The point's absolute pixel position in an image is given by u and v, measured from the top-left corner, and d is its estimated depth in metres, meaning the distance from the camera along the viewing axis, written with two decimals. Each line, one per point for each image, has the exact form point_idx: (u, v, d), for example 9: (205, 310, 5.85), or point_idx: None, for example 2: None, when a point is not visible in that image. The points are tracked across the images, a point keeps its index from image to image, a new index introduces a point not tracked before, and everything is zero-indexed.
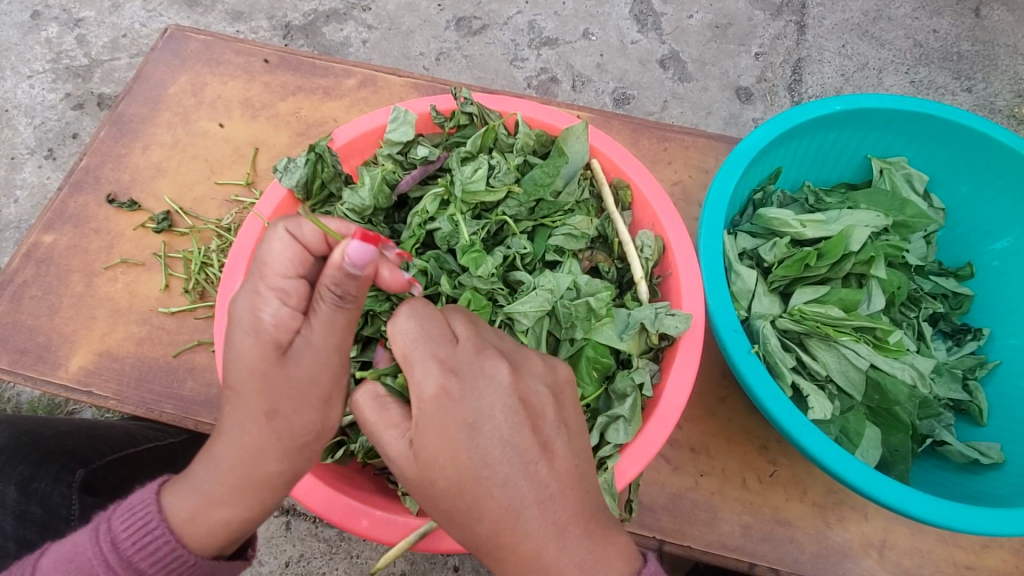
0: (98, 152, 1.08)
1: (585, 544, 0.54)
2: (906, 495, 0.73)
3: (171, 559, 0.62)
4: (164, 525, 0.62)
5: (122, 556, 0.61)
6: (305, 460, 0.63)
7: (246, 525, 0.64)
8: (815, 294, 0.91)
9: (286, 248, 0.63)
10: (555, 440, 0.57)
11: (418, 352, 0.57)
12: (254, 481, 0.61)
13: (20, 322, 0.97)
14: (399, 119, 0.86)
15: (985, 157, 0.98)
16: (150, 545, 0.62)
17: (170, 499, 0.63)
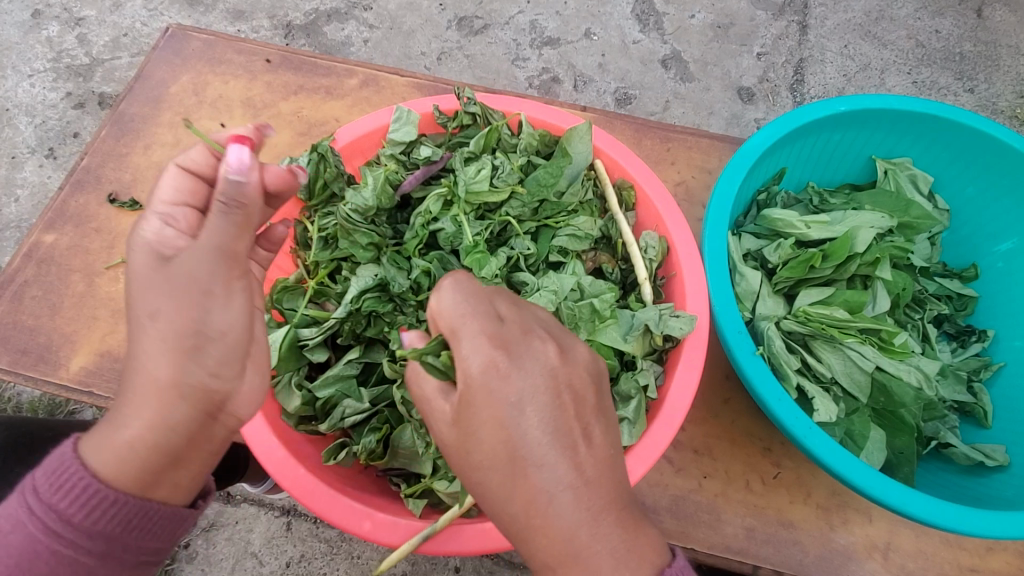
0: (99, 151, 1.08)
1: (617, 532, 0.52)
2: (910, 497, 0.72)
3: (93, 500, 0.54)
4: (81, 465, 0.54)
5: (43, 502, 0.54)
6: (214, 371, 0.57)
7: (170, 452, 0.56)
8: (821, 295, 0.90)
9: (177, 177, 0.62)
10: (593, 427, 0.54)
11: (467, 326, 0.55)
12: (163, 395, 0.55)
13: (21, 322, 0.96)
14: (403, 119, 0.87)
15: (990, 157, 0.97)
16: (69, 488, 0.54)
17: (86, 441, 0.55)
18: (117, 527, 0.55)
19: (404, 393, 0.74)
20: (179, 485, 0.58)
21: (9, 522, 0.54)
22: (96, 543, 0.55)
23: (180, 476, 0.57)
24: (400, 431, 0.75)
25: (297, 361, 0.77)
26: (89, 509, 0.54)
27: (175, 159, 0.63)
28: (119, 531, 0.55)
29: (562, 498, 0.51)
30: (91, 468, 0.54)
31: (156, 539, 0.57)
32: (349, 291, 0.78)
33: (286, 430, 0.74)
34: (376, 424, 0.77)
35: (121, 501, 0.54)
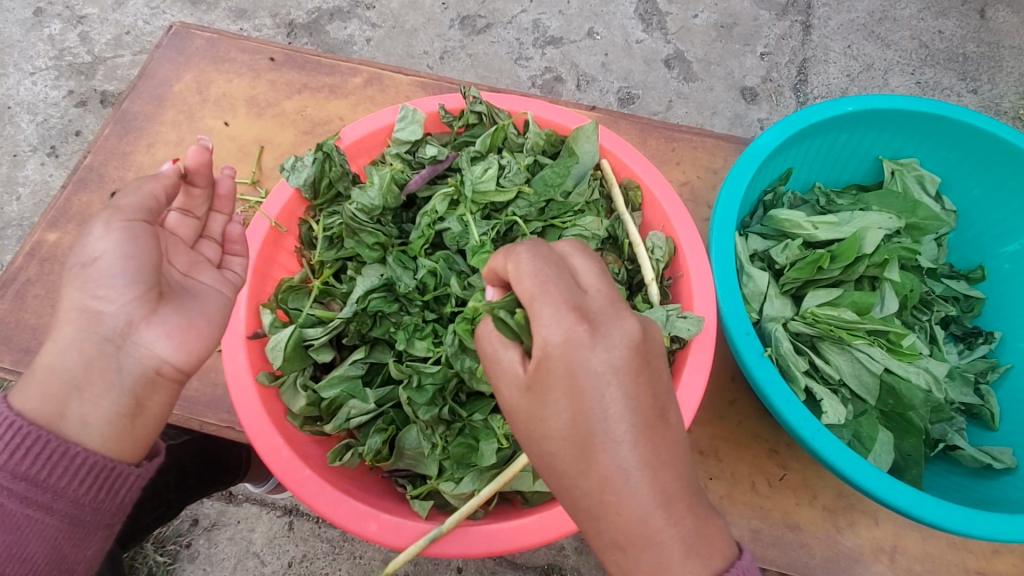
0: (102, 150, 1.07)
1: (688, 519, 0.53)
2: (919, 499, 0.72)
3: (16, 442, 0.59)
4: (10, 410, 0.60)
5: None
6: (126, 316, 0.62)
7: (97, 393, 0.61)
8: (828, 297, 0.90)
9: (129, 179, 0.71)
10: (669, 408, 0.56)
11: (547, 297, 0.55)
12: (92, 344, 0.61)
13: (23, 321, 0.96)
14: (408, 117, 0.86)
15: (997, 158, 0.97)
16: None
17: (20, 390, 0.61)
18: (41, 471, 0.59)
19: (410, 394, 0.73)
20: (93, 425, 0.61)
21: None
22: (24, 486, 0.59)
23: (87, 411, 0.61)
24: (406, 432, 0.75)
25: (302, 362, 0.77)
26: (15, 452, 0.59)
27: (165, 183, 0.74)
28: (42, 474, 0.59)
29: (637, 478, 0.53)
30: (21, 414, 0.60)
31: (84, 488, 0.60)
32: (355, 291, 0.78)
33: (291, 431, 0.73)
34: (382, 426, 0.76)
35: (42, 443, 0.59)
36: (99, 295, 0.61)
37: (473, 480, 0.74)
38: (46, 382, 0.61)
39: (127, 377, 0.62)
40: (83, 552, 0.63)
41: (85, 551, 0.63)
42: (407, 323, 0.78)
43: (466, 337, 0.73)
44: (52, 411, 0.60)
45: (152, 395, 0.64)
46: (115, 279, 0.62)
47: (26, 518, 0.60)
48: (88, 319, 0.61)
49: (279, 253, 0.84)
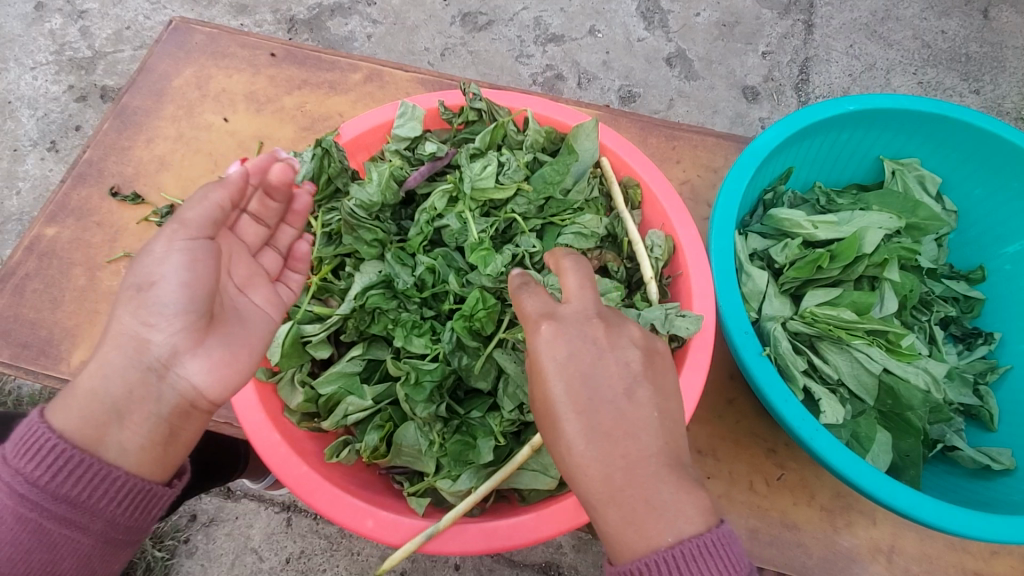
0: (102, 144, 1.07)
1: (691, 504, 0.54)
2: (918, 500, 0.72)
3: (59, 462, 0.59)
4: (51, 429, 0.59)
5: (10, 466, 0.59)
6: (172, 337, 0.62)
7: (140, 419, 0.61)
8: (827, 297, 0.89)
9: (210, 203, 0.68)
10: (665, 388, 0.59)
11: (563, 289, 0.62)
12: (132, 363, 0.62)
13: (22, 315, 0.96)
14: (407, 114, 0.85)
15: (998, 158, 0.97)
16: (36, 451, 0.59)
17: (61, 406, 0.61)
18: (82, 492, 0.59)
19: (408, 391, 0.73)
20: (128, 450, 0.61)
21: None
22: (62, 506, 0.59)
23: (125, 437, 0.61)
24: (403, 429, 0.75)
25: (300, 358, 0.77)
26: (56, 473, 0.59)
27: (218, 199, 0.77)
28: (84, 496, 0.59)
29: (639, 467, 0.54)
30: (65, 436, 0.59)
31: (121, 510, 0.61)
32: (353, 289, 0.79)
33: (290, 429, 0.74)
34: (379, 423, 0.76)
35: (84, 464, 0.59)
36: (149, 322, 0.62)
37: (470, 478, 0.74)
38: (88, 407, 0.60)
39: (167, 408, 0.62)
40: (111, 567, 0.63)
41: (111, 566, 0.63)
42: (405, 320, 0.77)
43: (465, 334, 0.75)
44: (94, 434, 0.60)
45: (186, 425, 0.64)
46: (149, 296, 0.62)
47: (62, 537, 0.60)
48: (136, 346, 0.62)
49: None
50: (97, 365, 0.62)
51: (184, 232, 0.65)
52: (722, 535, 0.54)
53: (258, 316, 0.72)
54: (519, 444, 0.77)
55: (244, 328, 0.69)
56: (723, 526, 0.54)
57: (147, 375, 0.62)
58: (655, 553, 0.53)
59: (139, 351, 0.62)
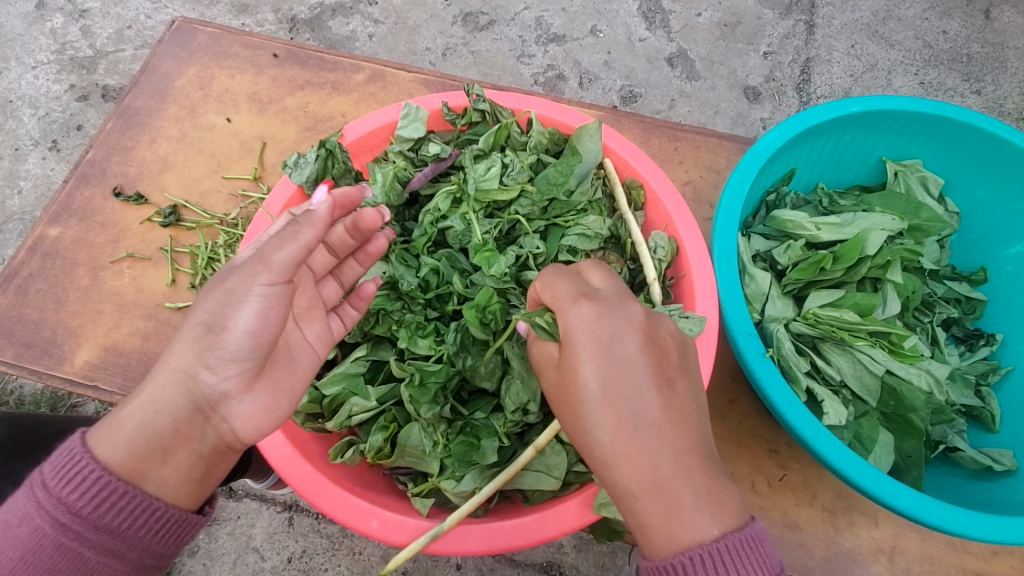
0: (105, 145, 1.07)
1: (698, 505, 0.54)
2: (919, 501, 0.72)
3: (102, 494, 0.59)
4: (94, 460, 0.59)
5: (52, 495, 0.59)
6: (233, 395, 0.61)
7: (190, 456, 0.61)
8: (830, 298, 0.90)
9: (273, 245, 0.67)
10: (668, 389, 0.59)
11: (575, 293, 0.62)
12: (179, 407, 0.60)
13: (26, 315, 0.96)
14: (411, 115, 0.85)
15: (1001, 159, 0.97)
16: (81, 482, 0.59)
17: (102, 433, 0.60)
18: (124, 523, 0.60)
19: (412, 392, 0.73)
20: (168, 485, 0.61)
21: (20, 513, 0.60)
22: (101, 535, 0.60)
23: (166, 472, 0.61)
24: (407, 429, 0.75)
25: None
26: (98, 503, 0.59)
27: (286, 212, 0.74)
28: (125, 527, 0.60)
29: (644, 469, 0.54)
30: (107, 467, 0.59)
31: (159, 539, 0.61)
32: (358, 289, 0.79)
33: (295, 429, 0.74)
34: (384, 423, 0.76)
35: (127, 497, 0.59)
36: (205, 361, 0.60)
37: (474, 479, 0.74)
38: (133, 440, 0.60)
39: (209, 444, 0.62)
40: None
41: None
42: (410, 321, 0.77)
43: (473, 323, 0.74)
44: (137, 468, 0.60)
45: (222, 459, 0.64)
46: None
47: (98, 564, 0.61)
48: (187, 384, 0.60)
49: None
50: (148, 397, 0.60)
51: (268, 276, 0.61)
52: (757, 532, 0.53)
53: (305, 353, 0.71)
54: (522, 445, 0.77)
55: (290, 369, 0.68)
56: (755, 523, 0.54)
57: (194, 416, 0.61)
58: (695, 548, 0.52)
59: (194, 392, 0.60)
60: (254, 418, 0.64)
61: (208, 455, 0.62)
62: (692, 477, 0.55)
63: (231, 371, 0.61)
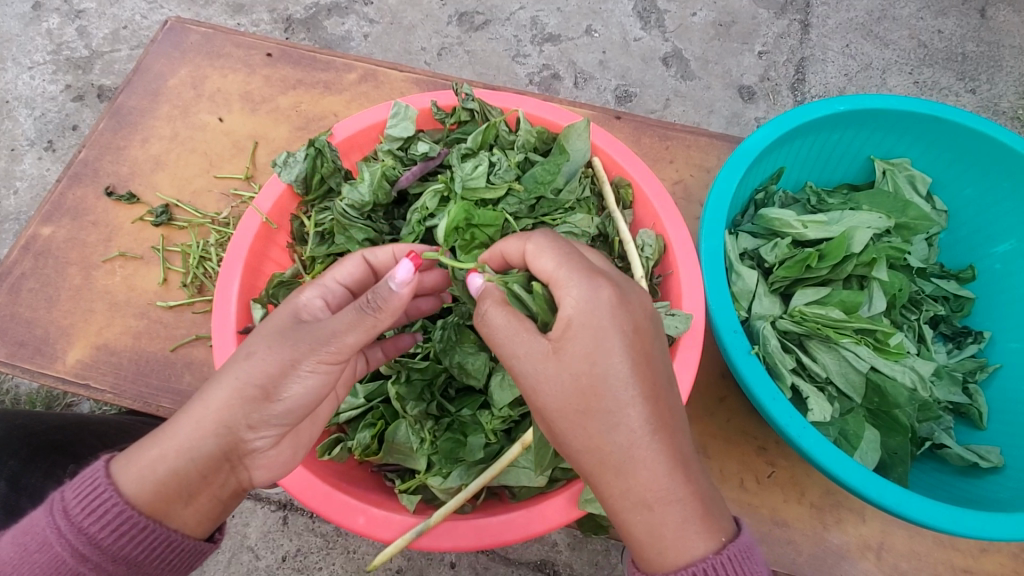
0: (97, 144, 1.08)
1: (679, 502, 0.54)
2: (905, 498, 0.72)
3: (123, 527, 0.59)
4: (118, 493, 0.59)
5: (73, 524, 0.59)
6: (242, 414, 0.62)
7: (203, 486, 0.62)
8: (817, 295, 0.90)
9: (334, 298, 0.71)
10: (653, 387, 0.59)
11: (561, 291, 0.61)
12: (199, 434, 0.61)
13: (19, 314, 0.96)
14: (400, 114, 0.85)
15: (989, 158, 0.97)
16: (103, 514, 0.59)
17: (128, 467, 0.60)
18: (141, 554, 0.60)
19: (400, 389, 0.75)
20: (189, 525, 0.62)
21: (39, 540, 0.60)
22: (119, 566, 0.60)
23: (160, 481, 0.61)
24: (395, 427, 0.75)
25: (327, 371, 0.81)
26: (118, 535, 0.59)
27: (363, 253, 0.75)
28: (143, 558, 0.60)
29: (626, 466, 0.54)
30: (132, 503, 0.59)
31: (174, 567, 0.62)
32: None
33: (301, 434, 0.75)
34: (372, 420, 0.77)
35: (149, 531, 0.60)
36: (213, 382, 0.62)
37: (461, 475, 0.75)
38: (162, 480, 0.60)
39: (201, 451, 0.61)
40: None
41: None
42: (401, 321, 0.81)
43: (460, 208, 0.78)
44: (162, 506, 0.60)
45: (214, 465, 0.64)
46: None
47: None
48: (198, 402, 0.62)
49: (271, 248, 0.85)
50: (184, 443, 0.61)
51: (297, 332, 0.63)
52: (750, 539, 0.55)
53: None
54: (510, 442, 0.77)
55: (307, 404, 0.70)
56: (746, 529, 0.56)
57: (223, 464, 0.63)
58: (699, 563, 0.53)
59: (231, 445, 0.62)
60: (274, 469, 0.66)
61: (225, 499, 0.64)
62: (675, 474, 0.55)
63: (269, 431, 0.64)
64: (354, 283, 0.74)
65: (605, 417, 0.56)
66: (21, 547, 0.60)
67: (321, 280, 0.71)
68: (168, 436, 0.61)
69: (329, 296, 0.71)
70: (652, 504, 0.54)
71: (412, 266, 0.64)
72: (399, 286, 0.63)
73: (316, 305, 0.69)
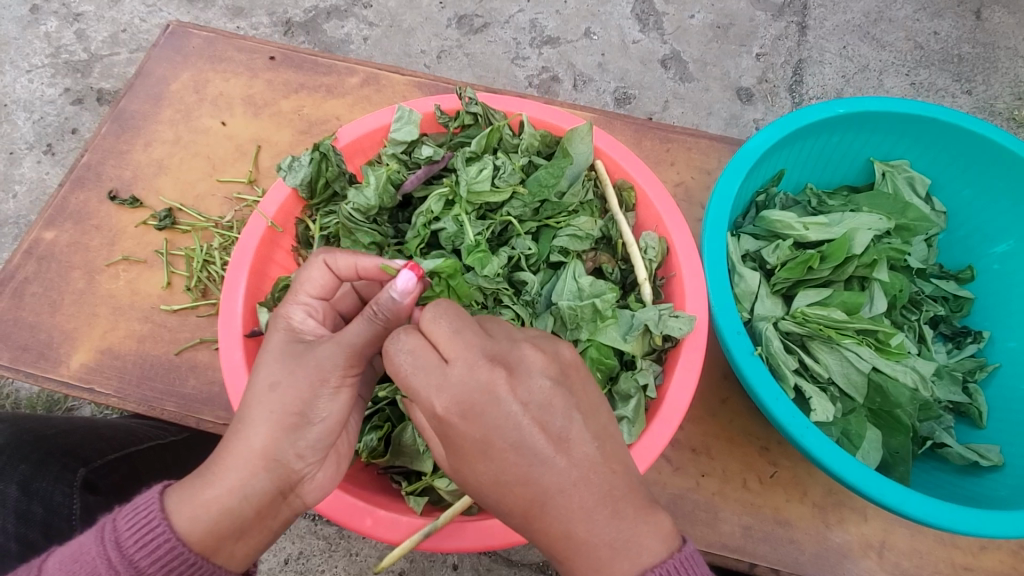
0: (100, 148, 1.08)
1: None
2: (906, 496, 0.73)
3: (174, 564, 0.59)
4: (170, 529, 0.59)
5: (125, 557, 0.58)
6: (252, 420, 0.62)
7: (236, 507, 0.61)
8: (818, 297, 0.91)
9: (311, 313, 0.70)
10: None
11: None
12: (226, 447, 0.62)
13: (21, 319, 0.97)
14: (404, 118, 0.86)
15: (987, 160, 0.98)
16: (155, 548, 0.58)
17: (179, 503, 0.60)
18: None
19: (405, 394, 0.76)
20: (236, 558, 0.62)
21: (88, 570, 0.58)
22: None
23: None
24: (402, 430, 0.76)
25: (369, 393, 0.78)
26: (167, 571, 0.59)
27: (325, 259, 0.72)
28: None
29: None
30: (184, 541, 0.59)
31: None
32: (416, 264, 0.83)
33: None
34: (377, 423, 0.78)
35: (199, 569, 0.59)
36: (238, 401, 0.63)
37: None
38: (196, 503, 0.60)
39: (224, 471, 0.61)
40: None
41: None
42: None
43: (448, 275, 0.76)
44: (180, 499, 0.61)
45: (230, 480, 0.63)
46: None
47: None
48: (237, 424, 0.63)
49: (276, 252, 0.85)
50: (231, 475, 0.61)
51: None
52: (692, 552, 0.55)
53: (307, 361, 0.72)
54: None
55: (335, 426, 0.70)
56: (687, 544, 0.56)
57: (276, 497, 0.63)
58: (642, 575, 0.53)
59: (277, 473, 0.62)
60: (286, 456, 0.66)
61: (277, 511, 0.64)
62: None
63: None
64: (327, 291, 0.72)
65: None
66: (65, 573, 0.58)
67: (297, 299, 0.70)
68: (218, 475, 0.61)
69: (315, 313, 0.71)
70: (571, 542, 0.54)
71: (413, 277, 0.63)
72: (402, 296, 0.63)
73: (309, 326, 0.69)
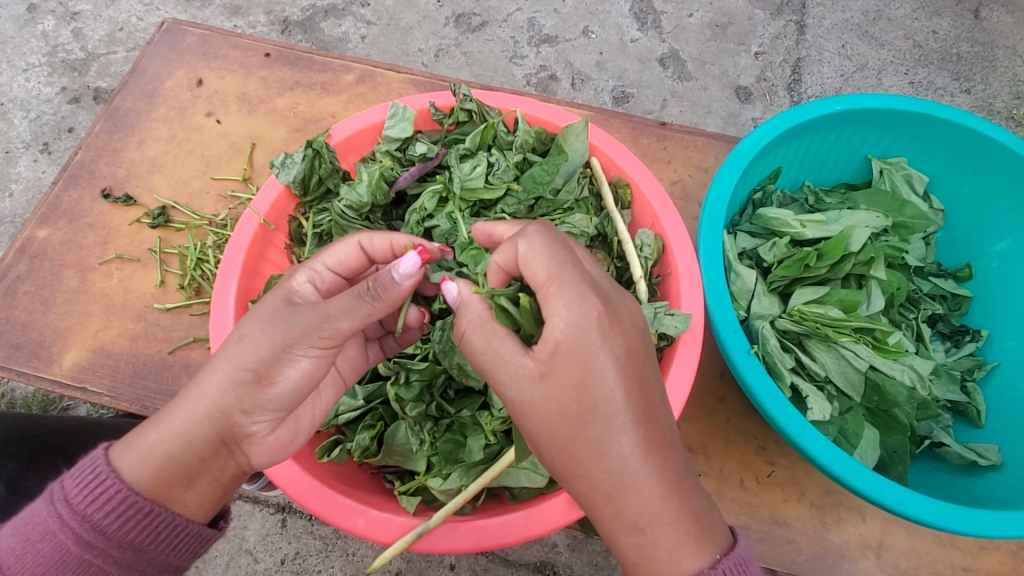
0: (93, 146, 1.07)
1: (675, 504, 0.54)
2: (905, 497, 0.72)
3: (127, 511, 0.60)
4: (118, 478, 0.60)
5: (76, 512, 0.60)
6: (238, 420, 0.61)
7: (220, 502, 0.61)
8: (815, 295, 0.91)
9: (316, 281, 0.69)
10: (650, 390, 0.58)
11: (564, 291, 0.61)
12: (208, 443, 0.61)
13: (14, 318, 0.96)
14: (399, 115, 0.85)
15: (985, 158, 0.98)
16: (107, 501, 0.60)
17: (126, 455, 0.61)
18: (146, 538, 0.61)
19: (399, 390, 0.76)
20: (191, 506, 0.63)
21: (41, 529, 0.61)
22: (126, 552, 0.61)
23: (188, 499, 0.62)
24: (394, 429, 0.76)
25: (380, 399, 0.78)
26: (120, 522, 0.60)
27: (359, 239, 0.72)
28: (145, 542, 0.61)
29: (626, 466, 0.54)
30: (133, 488, 0.60)
31: (176, 552, 0.63)
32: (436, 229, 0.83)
33: (319, 466, 0.73)
34: (370, 422, 0.77)
35: (152, 514, 0.61)
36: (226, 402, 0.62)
37: (460, 477, 0.75)
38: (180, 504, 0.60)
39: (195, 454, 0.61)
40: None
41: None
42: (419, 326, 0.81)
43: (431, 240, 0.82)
44: (165, 490, 0.61)
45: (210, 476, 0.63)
46: None
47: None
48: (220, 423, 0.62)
49: (269, 250, 0.84)
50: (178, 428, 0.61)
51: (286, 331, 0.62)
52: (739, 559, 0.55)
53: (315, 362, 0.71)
54: (508, 442, 0.77)
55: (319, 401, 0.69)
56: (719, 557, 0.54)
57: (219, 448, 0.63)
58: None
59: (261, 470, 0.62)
60: (273, 451, 0.65)
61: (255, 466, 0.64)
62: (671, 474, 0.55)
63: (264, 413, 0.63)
64: (344, 268, 0.72)
65: (598, 426, 0.55)
66: (22, 537, 0.61)
67: (311, 263, 0.69)
68: (163, 420, 0.62)
69: (318, 281, 0.69)
70: None
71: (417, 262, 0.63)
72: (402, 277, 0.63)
73: (305, 291, 0.68)
